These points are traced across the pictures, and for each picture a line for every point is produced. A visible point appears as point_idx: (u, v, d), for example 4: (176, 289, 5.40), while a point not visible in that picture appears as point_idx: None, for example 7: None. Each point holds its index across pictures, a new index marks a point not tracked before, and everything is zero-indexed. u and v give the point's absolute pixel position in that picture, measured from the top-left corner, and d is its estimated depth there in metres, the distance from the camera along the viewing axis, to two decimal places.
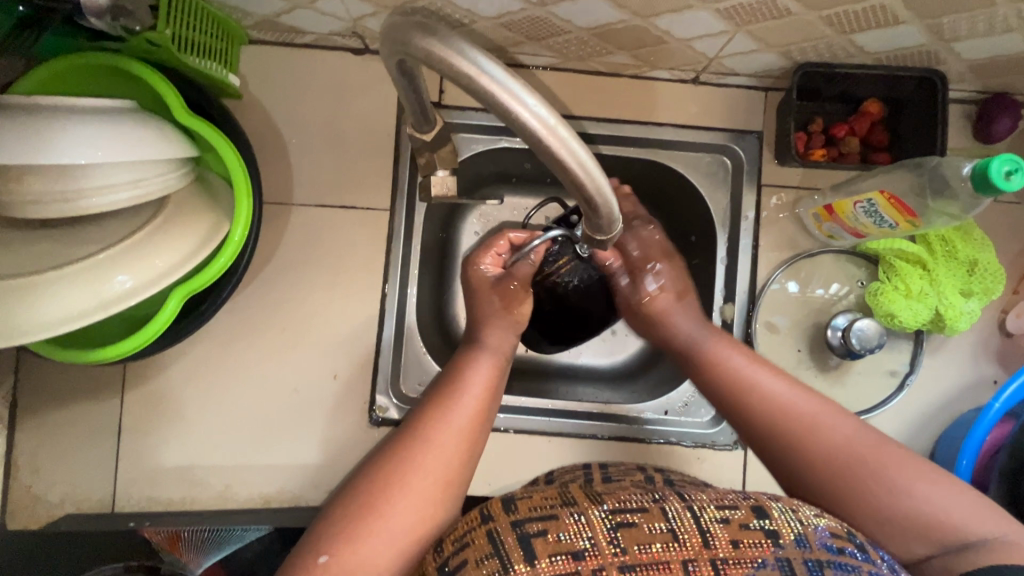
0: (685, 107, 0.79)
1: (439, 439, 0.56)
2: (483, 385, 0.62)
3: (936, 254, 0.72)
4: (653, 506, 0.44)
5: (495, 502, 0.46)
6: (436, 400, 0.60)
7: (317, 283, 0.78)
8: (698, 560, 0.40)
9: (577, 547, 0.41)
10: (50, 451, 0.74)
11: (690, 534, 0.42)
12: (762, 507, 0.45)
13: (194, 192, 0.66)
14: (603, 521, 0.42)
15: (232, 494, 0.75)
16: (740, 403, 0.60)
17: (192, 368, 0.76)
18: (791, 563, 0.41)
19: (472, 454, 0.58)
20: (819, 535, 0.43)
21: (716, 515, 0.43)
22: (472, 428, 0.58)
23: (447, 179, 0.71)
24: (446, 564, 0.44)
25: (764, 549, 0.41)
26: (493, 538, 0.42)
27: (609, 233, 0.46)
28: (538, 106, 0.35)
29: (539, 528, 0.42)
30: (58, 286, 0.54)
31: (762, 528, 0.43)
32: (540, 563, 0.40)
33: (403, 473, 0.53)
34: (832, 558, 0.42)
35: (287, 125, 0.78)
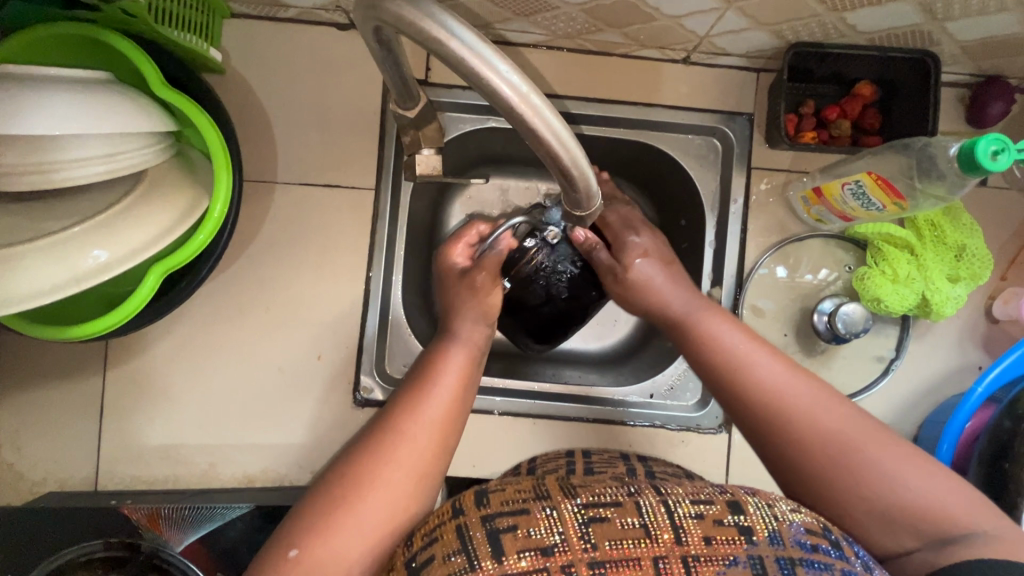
0: (676, 88, 0.78)
1: (410, 432, 0.56)
2: (457, 377, 0.61)
3: (924, 238, 0.71)
4: (628, 499, 0.43)
5: (468, 495, 0.46)
6: (409, 392, 0.59)
7: (301, 262, 0.77)
8: (668, 557, 0.40)
9: (547, 543, 0.41)
10: (33, 429, 0.74)
11: (662, 530, 0.41)
12: (738, 502, 0.44)
13: (174, 168, 0.65)
14: (575, 516, 0.42)
15: (216, 473, 0.75)
16: (735, 376, 0.58)
17: (174, 347, 0.75)
18: (762, 561, 0.40)
19: (444, 445, 0.57)
20: (794, 533, 0.43)
21: (690, 511, 0.43)
22: (445, 419, 0.58)
23: (432, 158, 0.70)
24: (413, 560, 0.44)
25: (737, 546, 0.41)
26: (461, 533, 0.42)
27: (589, 208, 0.45)
28: (511, 73, 0.34)
29: (508, 523, 0.42)
30: (28, 261, 0.54)
31: (735, 524, 0.42)
32: (508, 560, 0.40)
33: (375, 466, 0.53)
34: (805, 556, 0.41)
35: (271, 102, 0.77)
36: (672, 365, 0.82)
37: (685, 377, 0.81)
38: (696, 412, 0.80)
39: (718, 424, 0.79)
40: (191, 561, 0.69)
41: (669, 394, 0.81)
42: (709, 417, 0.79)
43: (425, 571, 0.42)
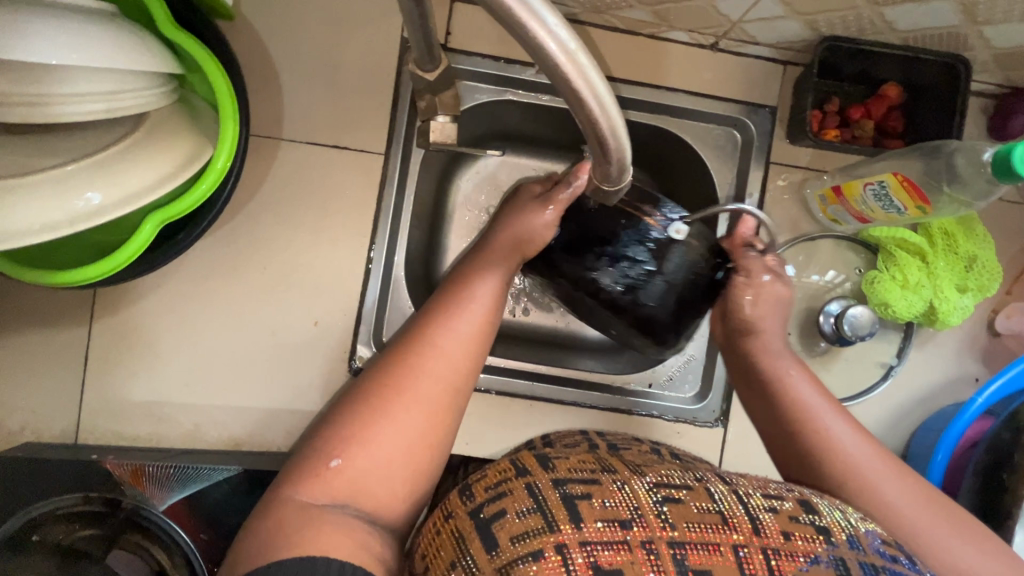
0: (701, 74, 0.76)
1: (441, 340, 0.56)
2: (488, 301, 0.60)
3: (937, 246, 0.70)
4: (699, 486, 0.44)
5: (529, 460, 0.46)
6: (442, 307, 0.59)
7: (303, 224, 0.74)
8: (749, 547, 0.40)
9: (625, 516, 0.40)
10: (12, 375, 0.71)
11: (740, 519, 0.41)
12: (809, 503, 0.45)
13: (176, 114, 0.62)
14: (648, 493, 0.42)
15: (202, 434, 0.73)
16: (799, 426, 0.60)
17: (167, 301, 0.73)
18: (845, 562, 0.40)
19: (476, 364, 0.57)
20: (872, 541, 0.43)
21: (764, 504, 0.44)
22: (478, 337, 0.58)
23: (448, 126, 0.68)
24: (480, 511, 0.42)
25: (817, 544, 0.41)
26: (533, 492, 0.42)
27: (616, 181, 0.44)
28: (559, 27, 0.32)
29: (583, 491, 0.42)
30: (15, 197, 0.50)
31: (811, 523, 0.43)
32: (587, 526, 0.39)
33: (414, 379, 0.53)
34: (887, 564, 0.41)
35: (281, 53, 0.73)
36: (672, 357, 0.81)
37: (684, 369, 0.81)
38: (693, 405, 0.80)
39: (714, 419, 0.79)
40: (172, 521, 0.67)
41: (667, 385, 0.81)
42: (706, 411, 0.79)
43: (496, 526, 0.40)
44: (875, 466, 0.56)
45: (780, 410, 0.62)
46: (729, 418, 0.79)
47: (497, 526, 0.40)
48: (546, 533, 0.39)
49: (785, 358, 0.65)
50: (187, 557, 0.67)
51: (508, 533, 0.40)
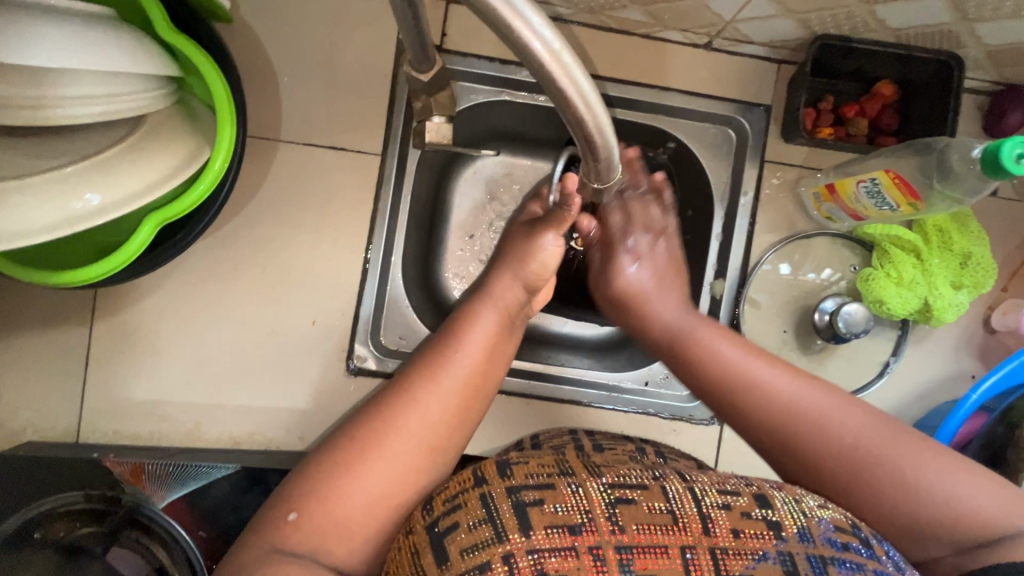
0: (696, 73, 0.76)
1: (425, 398, 0.54)
2: (480, 361, 0.59)
3: (931, 243, 0.71)
4: (654, 484, 0.45)
5: (490, 465, 0.45)
6: (430, 359, 0.58)
7: (301, 224, 0.75)
8: (696, 548, 0.41)
9: (574, 522, 0.41)
10: (15, 376, 0.72)
11: (691, 520, 0.42)
12: (765, 496, 0.46)
13: (174, 116, 0.63)
14: (601, 496, 0.43)
15: (201, 433, 0.73)
16: (734, 396, 0.59)
17: (166, 302, 0.73)
18: (792, 558, 0.42)
19: (460, 423, 0.56)
20: (824, 530, 0.44)
21: (719, 501, 0.44)
22: (462, 399, 0.56)
23: (443, 126, 0.70)
24: (435, 525, 0.43)
25: (767, 541, 0.43)
26: (486, 504, 0.42)
27: (607, 180, 0.45)
28: (544, 27, 0.32)
29: (535, 497, 0.42)
30: (11, 198, 0.51)
31: (764, 518, 0.44)
32: (535, 534, 0.41)
33: (385, 437, 0.51)
34: (836, 554, 0.43)
35: (278, 56, 0.74)
36: None
37: None
38: (690, 403, 0.80)
39: (711, 416, 0.79)
40: (173, 517, 0.68)
41: (664, 383, 0.81)
42: (703, 409, 0.79)
43: (449, 539, 0.42)
44: (821, 407, 0.56)
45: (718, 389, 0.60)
46: None
47: (449, 540, 0.41)
48: (495, 545, 0.40)
49: (698, 326, 0.65)
50: (187, 553, 0.68)
51: (459, 547, 0.41)
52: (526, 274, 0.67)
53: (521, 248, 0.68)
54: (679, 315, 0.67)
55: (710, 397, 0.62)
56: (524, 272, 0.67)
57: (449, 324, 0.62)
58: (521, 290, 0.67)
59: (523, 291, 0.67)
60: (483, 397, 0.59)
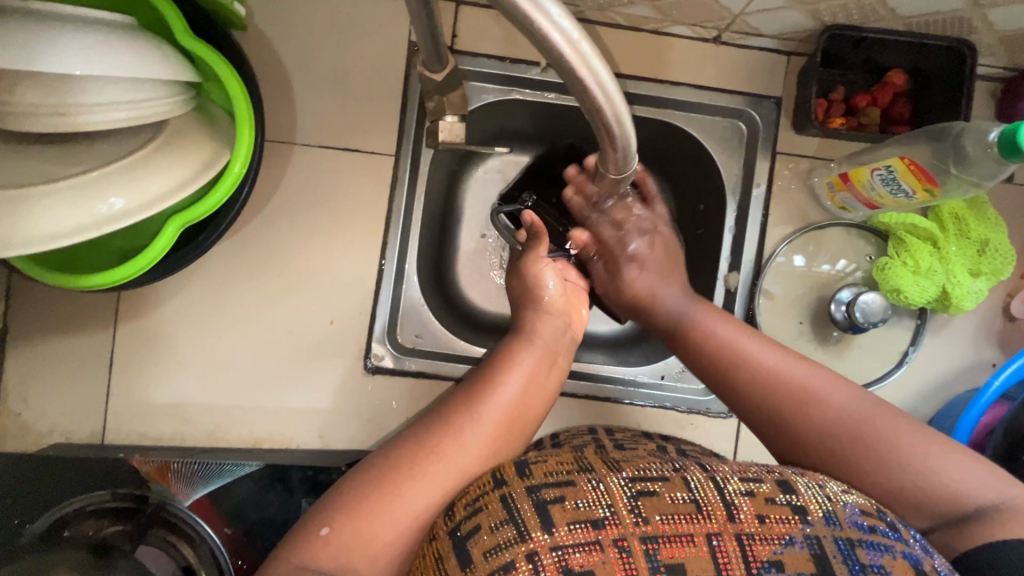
0: (706, 67, 0.77)
1: (466, 427, 0.54)
2: (520, 393, 0.58)
3: (948, 230, 0.71)
4: (675, 476, 0.45)
5: (509, 467, 0.46)
6: (473, 389, 0.58)
7: (317, 226, 0.76)
8: (722, 535, 0.42)
9: (597, 515, 0.42)
10: (41, 380, 0.74)
11: (715, 508, 0.43)
12: (787, 482, 0.46)
13: (196, 121, 0.64)
14: (622, 489, 0.43)
15: (223, 434, 0.74)
16: (732, 378, 0.59)
17: (187, 305, 0.75)
18: (820, 542, 0.42)
19: (501, 457, 0.54)
20: (849, 514, 0.44)
21: (742, 488, 0.44)
22: (501, 431, 0.55)
23: (456, 125, 0.71)
24: (457, 530, 0.44)
25: (793, 525, 0.43)
26: (508, 504, 0.43)
27: (624, 170, 0.45)
28: (562, 17, 0.33)
29: (556, 495, 0.43)
30: (41, 203, 0.52)
31: (788, 504, 0.44)
32: (558, 531, 0.41)
33: (422, 460, 0.51)
34: (863, 536, 0.43)
35: (292, 61, 0.75)
36: None
37: None
38: (706, 396, 0.80)
39: (728, 409, 0.79)
40: (198, 516, 0.68)
41: (679, 377, 0.81)
42: (719, 402, 0.79)
43: (472, 542, 0.42)
44: (816, 385, 0.56)
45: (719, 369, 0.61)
46: None
47: (472, 542, 0.42)
48: (518, 544, 0.41)
49: (699, 311, 0.66)
50: (213, 551, 0.68)
51: (482, 549, 0.41)
52: (557, 310, 0.68)
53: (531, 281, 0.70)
54: (682, 304, 0.67)
55: (711, 380, 0.62)
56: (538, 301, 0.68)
57: (492, 358, 0.63)
58: (562, 329, 0.68)
59: (564, 330, 0.68)
60: (525, 431, 0.57)
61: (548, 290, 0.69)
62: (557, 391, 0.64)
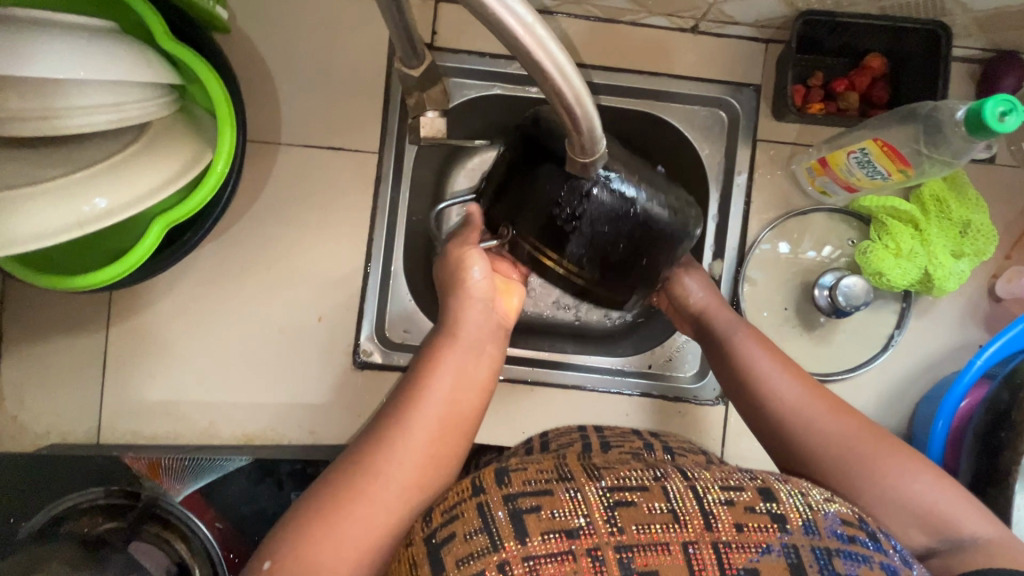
0: (684, 57, 0.77)
1: (397, 447, 0.54)
2: (449, 395, 0.59)
3: (929, 213, 0.71)
4: (654, 484, 0.45)
5: (487, 474, 0.46)
6: (401, 401, 0.58)
7: (304, 224, 0.77)
8: (698, 543, 0.42)
9: (572, 525, 0.42)
10: (37, 382, 0.75)
11: (692, 517, 0.43)
12: (769, 490, 0.46)
13: (178, 122, 0.65)
14: (600, 499, 0.44)
15: (216, 431, 0.75)
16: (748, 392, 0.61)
17: (177, 306, 0.76)
18: (797, 550, 0.42)
19: (439, 460, 0.56)
20: (829, 523, 0.44)
21: (721, 497, 0.45)
22: (436, 436, 0.57)
23: (436, 121, 0.70)
24: (433, 536, 0.44)
25: (771, 534, 0.43)
26: (483, 512, 0.43)
27: (592, 155, 0.45)
28: (515, 2, 0.34)
29: (532, 504, 0.43)
30: (26, 205, 0.54)
31: (768, 512, 0.44)
32: (531, 541, 0.42)
33: (359, 487, 0.52)
34: (842, 547, 0.43)
35: (276, 62, 0.77)
36: (672, 337, 0.82)
37: (683, 349, 0.82)
38: (694, 384, 0.80)
39: (715, 397, 0.79)
40: (190, 511, 0.69)
41: (667, 365, 0.82)
42: (707, 390, 0.80)
43: (446, 549, 0.42)
44: (825, 420, 0.57)
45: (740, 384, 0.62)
46: (730, 397, 0.79)
47: (445, 551, 0.42)
48: (491, 553, 0.41)
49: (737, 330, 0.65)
50: (204, 545, 0.69)
51: (455, 556, 0.42)
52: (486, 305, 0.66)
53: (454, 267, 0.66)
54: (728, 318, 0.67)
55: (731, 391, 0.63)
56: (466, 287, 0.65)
57: (417, 365, 0.62)
58: (490, 318, 0.66)
59: (490, 318, 0.66)
60: (457, 432, 0.58)
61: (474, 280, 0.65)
62: (489, 381, 0.64)
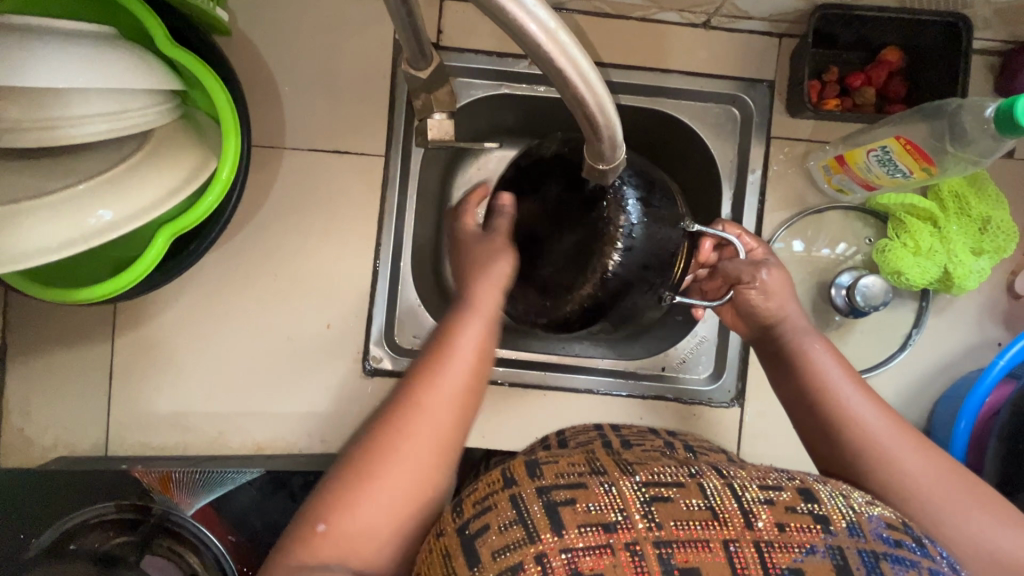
0: (697, 54, 0.75)
1: (402, 446, 0.51)
2: (473, 345, 0.57)
3: (948, 210, 0.69)
4: (690, 481, 0.45)
5: (519, 466, 0.46)
6: (428, 354, 0.56)
7: (310, 230, 0.76)
8: (739, 541, 0.41)
9: (609, 520, 0.41)
10: (43, 394, 0.74)
11: (732, 515, 0.42)
12: (809, 490, 0.46)
13: (181, 129, 0.63)
14: (636, 494, 0.43)
15: (225, 441, 0.74)
16: (817, 403, 0.59)
17: (183, 315, 0.75)
18: (843, 551, 0.41)
19: (469, 408, 0.55)
20: (874, 526, 0.44)
21: (760, 496, 0.44)
22: (467, 384, 0.55)
23: (445, 122, 0.69)
24: (466, 527, 0.43)
25: (814, 534, 0.42)
26: (518, 504, 0.42)
27: (610, 161, 0.44)
28: (538, 7, 0.32)
29: (566, 497, 0.42)
30: (27, 218, 0.52)
31: (809, 512, 0.43)
32: (568, 534, 0.41)
33: (368, 489, 0.49)
34: (888, 550, 0.42)
35: (278, 65, 0.75)
36: (685, 338, 0.81)
37: (697, 349, 0.81)
38: (708, 386, 0.79)
39: (730, 399, 0.78)
40: (203, 525, 0.70)
41: (681, 367, 0.81)
42: (721, 391, 0.78)
43: (480, 541, 0.42)
44: (898, 446, 0.55)
45: (808, 392, 0.60)
46: (744, 399, 0.78)
47: (480, 542, 0.42)
48: (528, 545, 0.40)
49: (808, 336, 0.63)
50: (218, 558, 0.69)
51: (491, 549, 0.41)
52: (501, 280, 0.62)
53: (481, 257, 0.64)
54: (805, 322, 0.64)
55: (795, 401, 0.62)
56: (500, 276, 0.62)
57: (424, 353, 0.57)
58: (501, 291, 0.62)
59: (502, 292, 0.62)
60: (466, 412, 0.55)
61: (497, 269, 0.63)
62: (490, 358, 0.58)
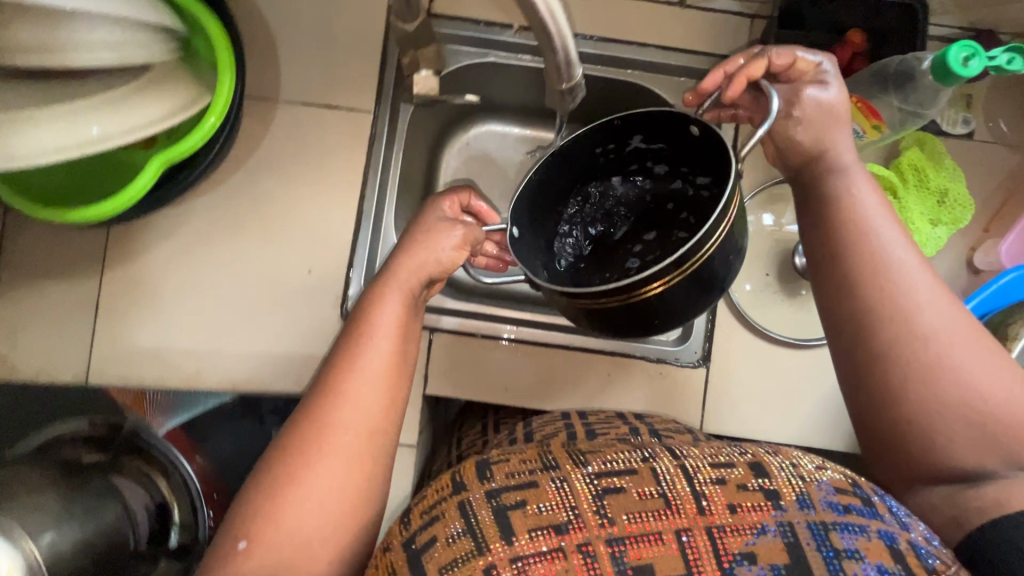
0: (672, 29, 0.80)
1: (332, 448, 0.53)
2: (396, 342, 0.58)
3: (908, 181, 0.73)
4: (643, 466, 0.44)
5: (469, 468, 0.45)
6: (345, 353, 0.57)
7: (299, 179, 0.79)
8: (691, 530, 0.40)
9: (559, 521, 0.41)
10: (29, 324, 0.77)
11: (684, 500, 0.42)
12: (761, 464, 0.44)
13: (179, 69, 0.68)
14: (587, 488, 0.42)
15: (202, 378, 0.76)
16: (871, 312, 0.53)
17: (172, 253, 0.78)
18: (793, 528, 0.40)
19: (395, 404, 0.57)
20: (824, 494, 0.42)
21: (712, 476, 0.43)
22: (390, 381, 0.57)
23: (431, 79, 0.73)
24: (411, 541, 0.42)
25: (765, 513, 0.41)
26: (465, 512, 0.42)
27: (566, 79, 0.47)
28: None
29: (517, 500, 0.42)
30: (29, 121, 0.56)
31: (761, 488, 0.42)
32: (519, 541, 0.40)
33: (297, 498, 0.51)
34: (838, 519, 0.41)
35: (279, 24, 0.79)
36: None
37: None
38: (676, 346, 0.80)
39: (697, 359, 0.79)
40: (172, 447, 0.77)
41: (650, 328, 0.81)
42: (689, 352, 0.80)
43: (426, 556, 0.41)
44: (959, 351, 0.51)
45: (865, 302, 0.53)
46: (710, 360, 0.79)
47: (426, 557, 0.41)
48: (476, 558, 0.40)
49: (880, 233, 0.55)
50: (184, 479, 0.76)
51: (438, 564, 0.40)
52: (432, 264, 0.62)
53: (422, 233, 0.63)
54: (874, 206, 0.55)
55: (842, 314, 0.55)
56: (439, 267, 0.62)
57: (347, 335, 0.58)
58: (428, 276, 0.62)
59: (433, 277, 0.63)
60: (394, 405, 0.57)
61: (443, 249, 0.62)
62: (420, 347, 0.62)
